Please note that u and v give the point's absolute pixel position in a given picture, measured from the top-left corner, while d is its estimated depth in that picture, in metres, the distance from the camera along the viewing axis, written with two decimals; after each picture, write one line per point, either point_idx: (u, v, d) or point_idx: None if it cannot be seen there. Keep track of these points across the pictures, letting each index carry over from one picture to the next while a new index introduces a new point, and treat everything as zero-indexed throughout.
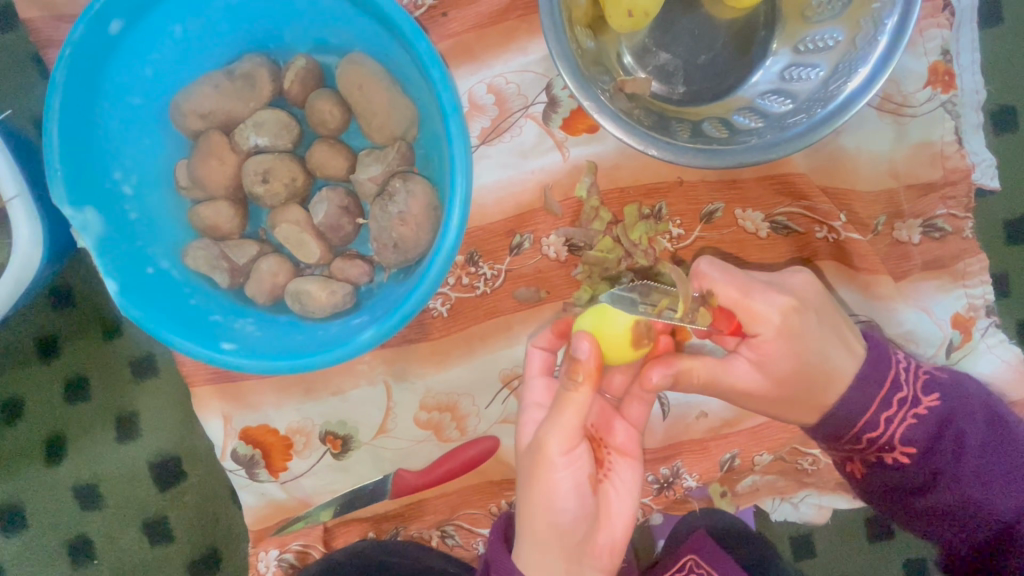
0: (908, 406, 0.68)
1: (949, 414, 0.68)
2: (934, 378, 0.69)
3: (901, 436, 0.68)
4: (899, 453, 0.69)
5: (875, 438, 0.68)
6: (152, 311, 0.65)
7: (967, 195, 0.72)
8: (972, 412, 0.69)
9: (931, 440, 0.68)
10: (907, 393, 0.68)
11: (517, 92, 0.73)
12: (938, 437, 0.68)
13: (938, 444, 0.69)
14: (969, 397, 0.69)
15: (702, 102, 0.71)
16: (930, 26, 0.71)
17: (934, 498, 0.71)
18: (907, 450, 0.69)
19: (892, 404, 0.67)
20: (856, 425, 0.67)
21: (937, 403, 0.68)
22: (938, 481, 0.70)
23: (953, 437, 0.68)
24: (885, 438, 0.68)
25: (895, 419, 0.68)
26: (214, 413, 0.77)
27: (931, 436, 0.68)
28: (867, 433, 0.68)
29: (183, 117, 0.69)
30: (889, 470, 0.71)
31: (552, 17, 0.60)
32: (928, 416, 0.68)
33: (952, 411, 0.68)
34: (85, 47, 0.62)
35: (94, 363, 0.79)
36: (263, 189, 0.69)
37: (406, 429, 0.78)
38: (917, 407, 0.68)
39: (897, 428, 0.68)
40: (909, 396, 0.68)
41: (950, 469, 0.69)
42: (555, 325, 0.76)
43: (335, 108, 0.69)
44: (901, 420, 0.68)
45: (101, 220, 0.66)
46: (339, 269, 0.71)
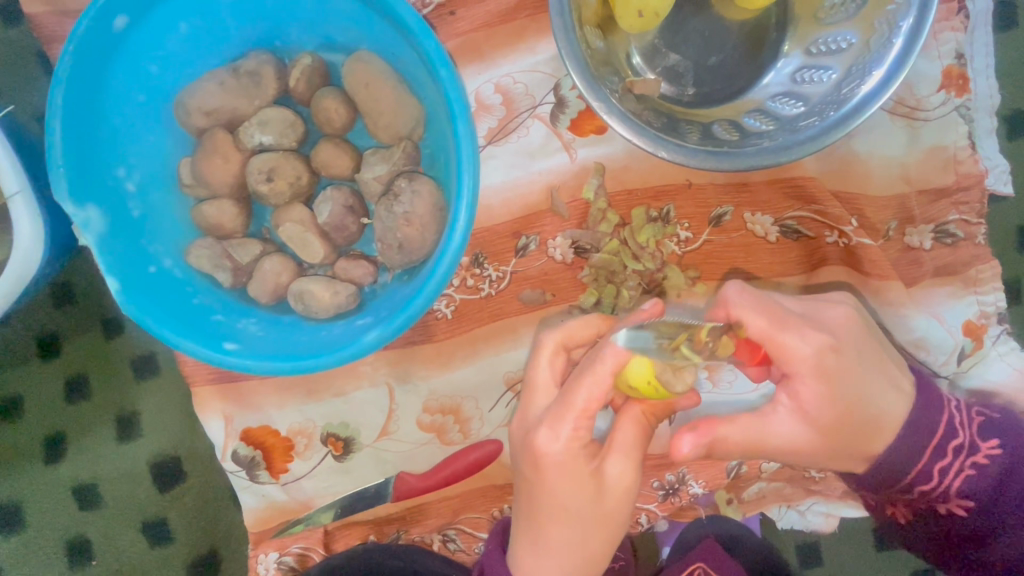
0: (965, 454, 0.66)
1: (1008, 463, 0.67)
2: (988, 421, 0.68)
3: (959, 489, 0.67)
4: (957, 504, 0.68)
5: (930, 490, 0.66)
6: (154, 310, 0.64)
7: (980, 200, 0.71)
8: None
9: (994, 492, 0.68)
10: (961, 440, 0.66)
11: (525, 92, 0.72)
12: (1000, 488, 0.68)
13: (1001, 495, 0.68)
14: None
15: (712, 104, 0.70)
16: (944, 29, 0.68)
17: (992, 545, 0.70)
18: (964, 501, 0.68)
19: (948, 452, 0.65)
20: (908, 476, 0.65)
21: (996, 452, 0.67)
22: (996, 530, 0.69)
23: (1014, 487, 0.68)
24: (940, 490, 0.66)
25: (951, 469, 0.66)
26: (215, 413, 0.76)
27: (992, 486, 0.68)
28: (921, 484, 0.66)
29: (187, 114, 0.68)
30: (941, 518, 0.69)
31: (562, 16, 0.59)
32: (989, 466, 0.67)
33: (1011, 460, 0.67)
34: (90, 43, 0.61)
35: (96, 362, 0.78)
36: (268, 188, 0.68)
37: (408, 431, 0.78)
38: (975, 456, 0.66)
39: (954, 480, 0.66)
40: (965, 444, 0.66)
41: (1012, 520, 0.68)
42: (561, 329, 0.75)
43: (341, 106, 0.68)
44: (957, 472, 0.66)
45: (103, 217, 0.65)
46: (343, 270, 0.71)
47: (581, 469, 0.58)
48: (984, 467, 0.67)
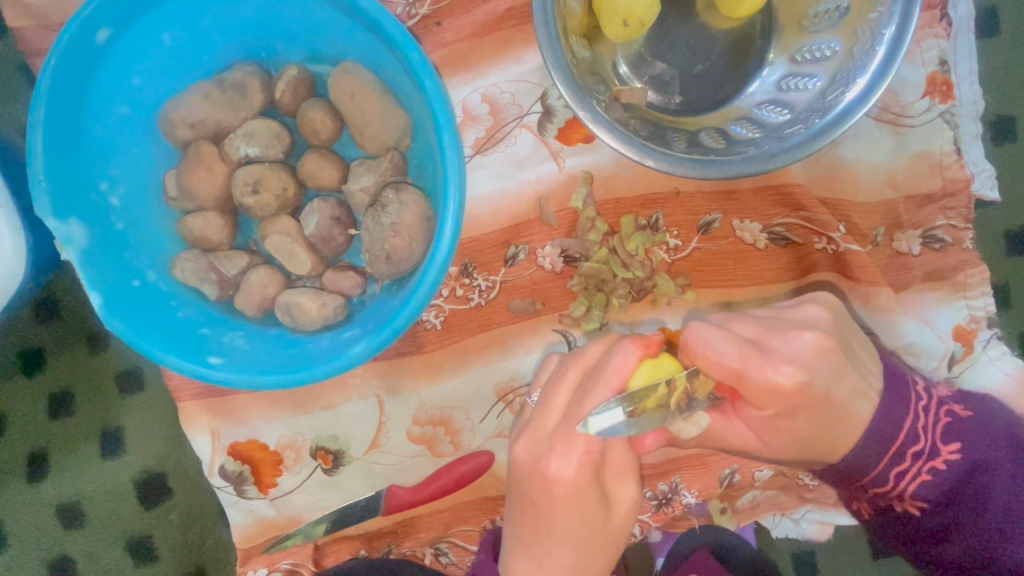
0: (923, 459, 0.66)
1: (971, 465, 0.67)
2: (955, 424, 0.67)
3: (914, 489, 0.67)
4: (912, 504, 0.68)
5: (884, 491, 0.67)
6: (138, 324, 0.63)
7: (967, 205, 0.71)
8: (999, 463, 0.67)
9: (952, 496, 0.67)
10: (922, 446, 0.66)
11: (512, 102, 0.72)
12: (956, 492, 0.67)
13: (956, 498, 0.67)
14: (992, 447, 0.67)
15: (699, 112, 0.70)
16: (928, 36, 0.69)
17: (950, 548, 0.69)
18: (920, 502, 0.68)
19: (905, 457, 0.66)
20: (864, 478, 0.67)
21: (955, 455, 0.67)
22: (953, 534, 0.69)
23: (973, 492, 0.67)
24: (894, 492, 0.67)
25: (907, 474, 0.66)
26: (202, 428, 0.75)
27: (948, 489, 0.67)
28: (875, 486, 0.67)
29: (172, 126, 0.67)
30: (900, 517, 0.70)
31: (546, 26, 0.59)
32: (947, 471, 0.67)
33: (974, 463, 0.67)
34: (73, 57, 0.61)
35: (80, 378, 0.77)
36: (253, 200, 0.68)
37: (398, 444, 0.77)
38: (934, 461, 0.66)
39: (909, 483, 0.67)
40: (925, 449, 0.66)
41: (972, 526, 0.67)
42: (551, 338, 0.74)
43: (327, 118, 0.68)
44: (912, 476, 0.66)
45: (86, 231, 0.64)
46: (331, 281, 0.70)
47: (559, 482, 0.59)
48: (942, 472, 0.67)
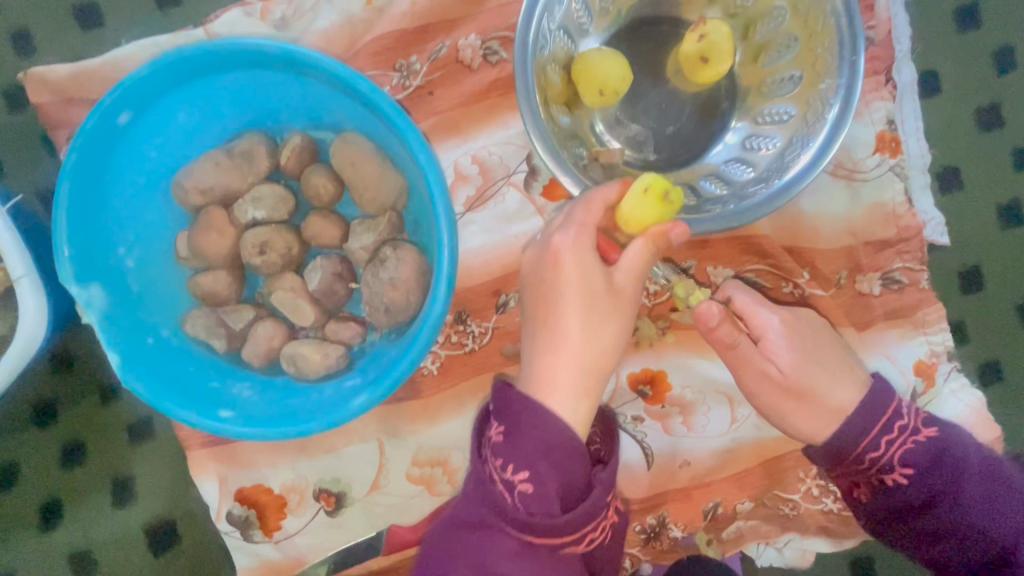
0: (908, 433, 0.72)
1: (943, 445, 0.73)
2: (928, 415, 0.75)
3: (900, 459, 0.71)
4: (899, 474, 0.72)
5: (877, 458, 0.72)
6: (152, 380, 0.67)
7: (920, 249, 0.77)
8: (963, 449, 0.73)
9: (933, 471, 0.72)
10: (908, 421, 0.72)
11: (499, 163, 0.78)
12: (937, 465, 0.72)
13: (938, 470, 0.72)
14: (957, 435, 0.74)
15: (673, 168, 0.76)
16: (875, 98, 0.75)
17: (932, 519, 0.73)
18: (907, 470, 0.72)
19: (894, 428, 0.71)
20: (857, 448, 0.71)
21: (933, 432, 0.73)
22: (936, 502, 0.73)
23: (948, 466, 0.72)
24: (885, 460, 0.72)
25: (895, 442, 0.71)
26: (210, 475, 0.79)
27: (930, 462, 0.72)
28: (869, 453, 0.71)
29: (185, 193, 0.73)
30: (892, 492, 0.73)
31: (530, 102, 0.66)
32: (925, 443, 0.72)
33: (946, 443, 0.73)
34: (95, 138, 0.66)
35: (92, 428, 0.81)
36: (260, 260, 0.73)
37: (398, 485, 0.81)
38: (916, 435, 0.72)
39: (897, 450, 0.72)
40: (909, 425, 0.72)
41: (951, 496, 0.73)
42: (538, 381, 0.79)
43: (329, 182, 0.73)
44: (899, 445, 0.72)
45: (106, 294, 0.70)
46: (333, 331, 0.75)
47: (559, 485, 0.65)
48: (924, 444, 0.72)
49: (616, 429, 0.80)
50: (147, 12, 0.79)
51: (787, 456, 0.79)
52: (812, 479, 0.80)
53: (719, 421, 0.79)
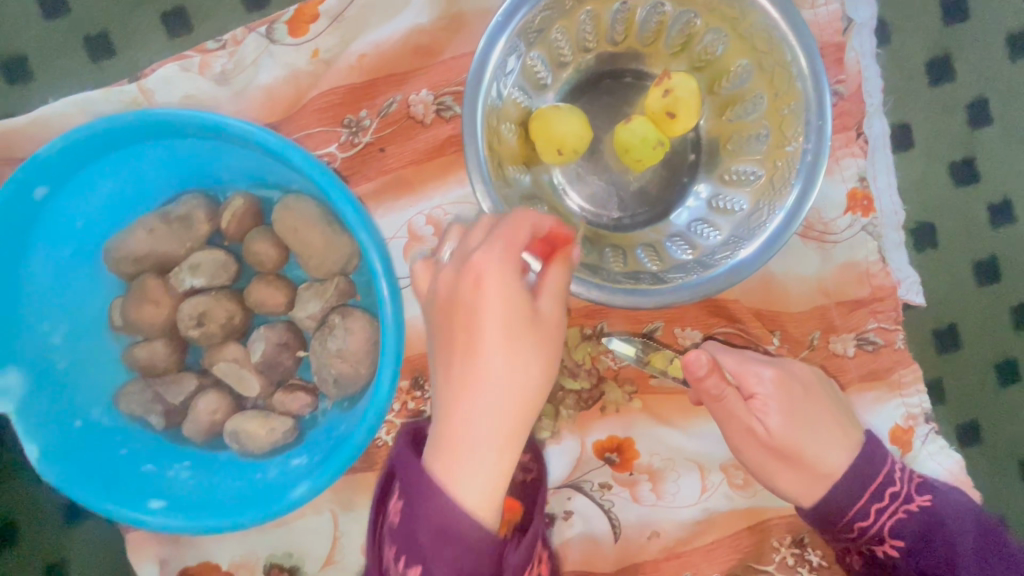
0: (899, 501, 0.69)
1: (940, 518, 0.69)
2: (925, 481, 0.71)
3: (891, 530, 0.68)
4: (892, 544, 0.69)
5: (866, 527, 0.68)
6: (73, 472, 0.63)
7: (895, 309, 0.74)
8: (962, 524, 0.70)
9: (925, 550, 0.68)
10: (899, 488, 0.69)
11: (455, 223, 0.74)
12: (930, 542, 0.68)
13: (931, 549, 0.68)
14: (955, 509, 0.71)
15: (636, 227, 0.74)
16: (846, 154, 0.72)
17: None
18: (898, 543, 0.69)
19: (883, 496, 0.68)
20: (847, 512, 0.68)
21: (927, 504, 0.70)
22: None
23: (943, 546, 0.68)
24: (874, 529, 0.69)
25: (885, 511, 0.69)
26: (150, 558, 0.74)
27: (923, 537, 0.69)
28: (858, 521, 0.68)
29: (117, 261, 0.68)
30: (883, 566, 0.70)
31: (480, 168, 0.62)
32: (919, 514, 0.69)
33: (942, 515, 0.70)
34: (8, 215, 0.61)
35: (23, 510, 0.74)
36: (199, 331, 0.68)
37: (353, 559, 0.77)
38: (908, 504, 0.69)
39: (888, 520, 0.68)
40: (901, 492, 0.69)
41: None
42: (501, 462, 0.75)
43: (273, 248, 0.69)
44: (891, 514, 0.69)
45: (25, 379, 0.64)
46: (281, 402, 0.71)
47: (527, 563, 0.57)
48: (916, 515, 0.69)
49: (581, 497, 0.76)
50: (80, 66, 0.74)
51: (762, 524, 0.76)
52: (787, 548, 0.76)
53: (690, 490, 0.76)
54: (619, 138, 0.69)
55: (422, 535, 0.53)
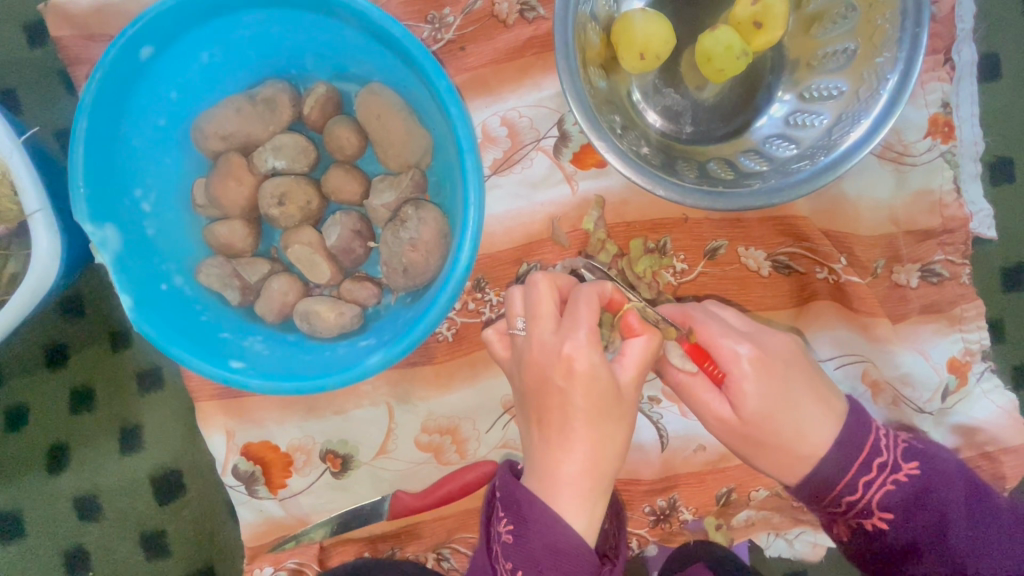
0: (888, 472, 0.66)
1: (929, 485, 0.67)
2: (912, 446, 0.68)
3: (879, 503, 0.67)
4: (882, 515, 0.67)
5: (853, 501, 0.66)
6: (163, 326, 0.66)
7: (964, 242, 0.74)
8: (951, 485, 0.68)
9: (913, 516, 0.67)
10: (886, 458, 0.66)
11: (530, 126, 0.75)
12: (921, 507, 0.67)
13: (922, 512, 0.67)
14: (944, 472, 0.68)
15: (709, 142, 0.73)
16: (931, 79, 0.72)
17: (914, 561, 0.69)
18: (886, 514, 0.67)
19: (871, 467, 0.66)
20: (835, 489, 0.65)
21: (914, 472, 0.67)
22: (926, 546, 0.68)
23: (934, 508, 0.67)
24: (863, 503, 0.66)
25: (874, 483, 0.66)
26: (218, 429, 0.78)
27: (913, 503, 0.67)
28: (845, 496, 0.66)
29: (204, 138, 0.70)
30: (872, 535, 0.69)
31: (567, 59, 0.62)
32: (908, 484, 0.67)
33: (931, 483, 0.67)
34: (116, 71, 0.64)
35: (101, 374, 0.80)
36: (279, 212, 0.70)
37: (406, 451, 0.80)
38: (897, 473, 0.67)
39: (875, 493, 0.66)
40: (889, 462, 0.66)
41: (937, 538, 0.68)
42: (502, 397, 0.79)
43: (352, 134, 0.70)
44: (879, 486, 0.66)
45: (120, 236, 0.68)
46: (348, 291, 0.72)
47: (573, 477, 0.59)
48: (905, 484, 0.67)
49: None
50: None
51: None
52: None
53: None
54: (701, 46, 0.67)
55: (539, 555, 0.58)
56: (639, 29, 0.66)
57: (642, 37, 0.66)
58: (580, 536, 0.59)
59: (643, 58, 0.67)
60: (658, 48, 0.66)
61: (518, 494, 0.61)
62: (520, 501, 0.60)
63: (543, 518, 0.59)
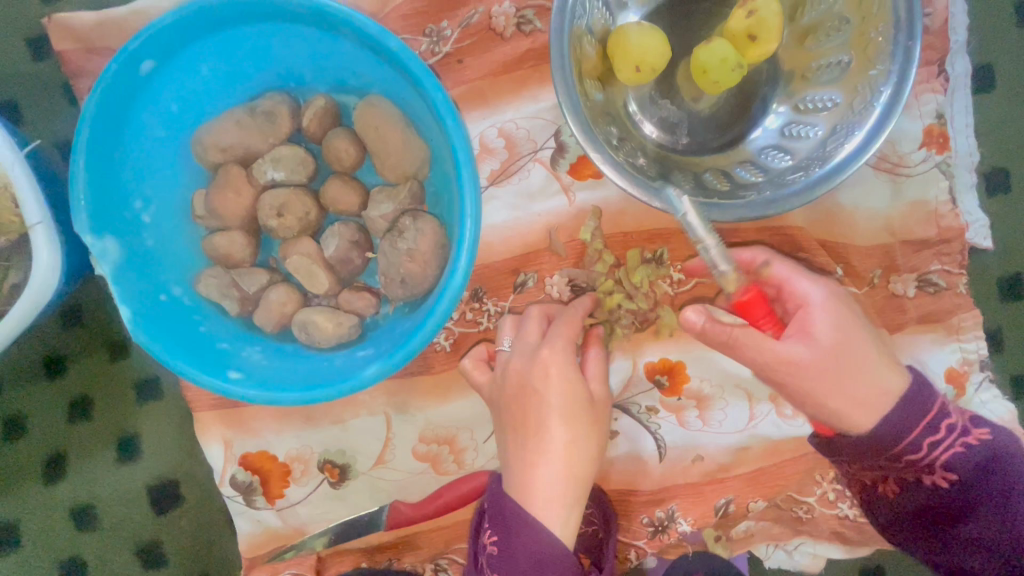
0: (954, 433, 0.69)
1: (995, 453, 0.71)
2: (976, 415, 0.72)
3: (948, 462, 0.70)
4: (952, 476, 0.71)
5: (916, 459, 0.69)
6: (162, 337, 0.67)
7: (961, 252, 0.74)
8: (1017, 459, 0.72)
9: (974, 481, 0.71)
10: (954, 420, 0.69)
11: (527, 137, 0.75)
12: (987, 471, 0.71)
13: (987, 477, 0.71)
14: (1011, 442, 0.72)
15: (705, 153, 0.74)
16: (926, 90, 0.72)
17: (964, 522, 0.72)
18: (952, 475, 0.71)
19: (939, 429, 0.68)
20: (900, 445, 0.67)
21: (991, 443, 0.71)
22: (980, 508, 0.72)
23: (1000, 475, 0.71)
24: (927, 461, 0.69)
25: (940, 445, 0.69)
26: (216, 440, 0.78)
27: (979, 467, 0.71)
28: (910, 454, 0.68)
29: (204, 150, 0.71)
30: (927, 490, 0.73)
31: (563, 72, 0.63)
32: (977, 448, 0.71)
33: (997, 450, 0.71)
34: (117, 86, 0.65)
35: (100, 384, 0.80)
36: (278, 223, 0.71)
37: (403, 461, 0.80)
38: (965, 437, 0.70)
39: (943, 453, 0.69)
40: (955, 424, 0.69)
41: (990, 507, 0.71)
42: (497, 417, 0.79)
43: (351, 147, 0.71)
44: (946, 448, 0.69)
45: (120, 247, 0.68)
46: (347, 301, 0.73)
47: None
48: (973, 447, 0.70)
49: (628, 418, 0.77)
50: None
51: (809, 457, 0.76)
52: (829, 483, 0.77)
53: (736, 418, 0.77)
54: (696, 59, 0.67)
55: (522, 561, 0.65)
56: (636, 39, 0.67)
57: (639, 47, 0.66)
58: (561, 543, 0.66)
59: (641, 68, 0.68)
60: (655, 57, 0.67)
61: (500, 506, 0.67)
62: (507, 512, 0.67)
63: (522, 528, 0.65)
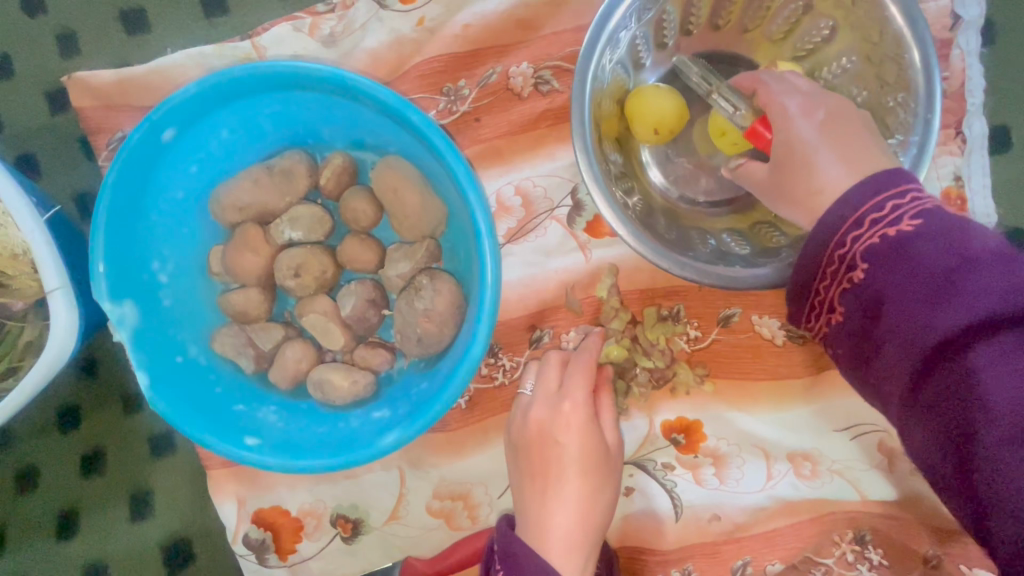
0: (881, 225, 0.54)
1: (904, 239, 0.53)
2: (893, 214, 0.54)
3: (917, 214, 0.53)
4: (907, 224, 0.53)
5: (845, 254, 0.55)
6: (178, 403, 0.66)
7: None
8: (935, 254, 0.51)
9: (947, 251, 0.51)
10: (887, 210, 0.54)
11: (543, 195, 0.75)
12: (902, 254, 0.52)
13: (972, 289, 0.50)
14: (931, 248, 0.52)
15: (721, 212, 0.74)
16: (942, 153, 0.72)
17: (945, 319, 0.50)
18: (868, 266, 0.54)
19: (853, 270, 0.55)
20: (836, 243, 0.56)
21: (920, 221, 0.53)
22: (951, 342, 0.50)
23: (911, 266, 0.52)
24: (851, 251, 0.55)
25: (863, 237, 0.55)
26: (229, 495, 0.78)
27: (892, 254, 0.53)
28: (846, 231, 0.55)
29: (221, 209, 0.71)
30: (858, 295, 0.55)
31: (583, 140, 0.63)
32: (876, 250, 0.54)
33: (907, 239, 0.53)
34: (139, 152, 0.65)
35: (113, 439, 0.80)
36: (295, 282, 0.71)
37: (417, 517, 0.79)
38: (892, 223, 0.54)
39: (861, 243, 0.54)
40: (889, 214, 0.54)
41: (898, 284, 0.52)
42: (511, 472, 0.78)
43: (369, 207, 0.71)
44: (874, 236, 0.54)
45: (138, 311, 0.68)
46: (362, 358, 0.72)
47: None
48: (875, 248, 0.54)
49: (644, 475, 0.77)
50: (196, 24, 0.78)
51: (828, 517, 0.76)
52: (847, 543, 0.75)
53: (753, 477, 0.76)
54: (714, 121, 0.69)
55: None
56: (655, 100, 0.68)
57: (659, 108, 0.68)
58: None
59: (659, 127, 0.69)
60: (674, 118, 0.68)
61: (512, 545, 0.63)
62: (520, 555, 0.62)
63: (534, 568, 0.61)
